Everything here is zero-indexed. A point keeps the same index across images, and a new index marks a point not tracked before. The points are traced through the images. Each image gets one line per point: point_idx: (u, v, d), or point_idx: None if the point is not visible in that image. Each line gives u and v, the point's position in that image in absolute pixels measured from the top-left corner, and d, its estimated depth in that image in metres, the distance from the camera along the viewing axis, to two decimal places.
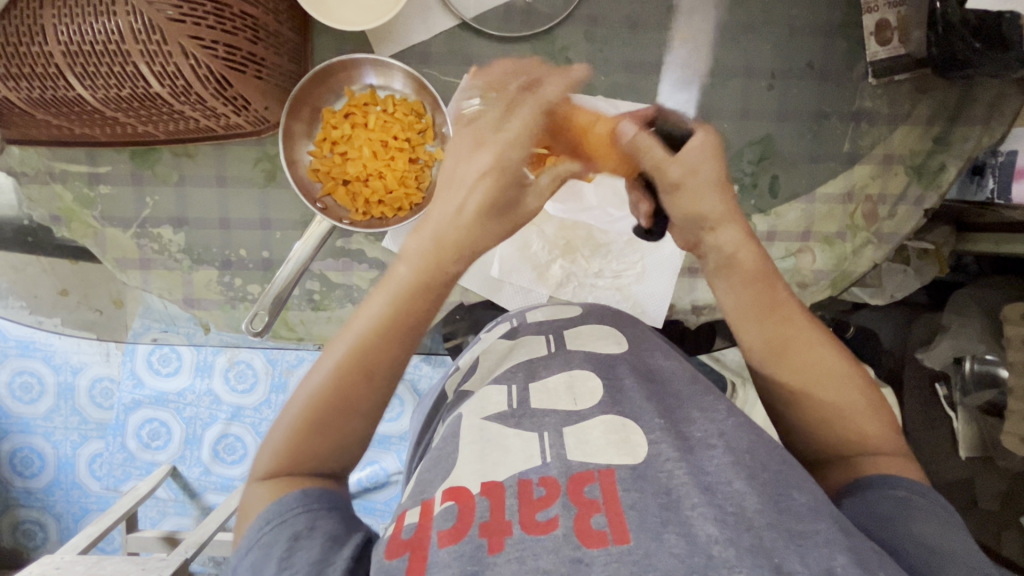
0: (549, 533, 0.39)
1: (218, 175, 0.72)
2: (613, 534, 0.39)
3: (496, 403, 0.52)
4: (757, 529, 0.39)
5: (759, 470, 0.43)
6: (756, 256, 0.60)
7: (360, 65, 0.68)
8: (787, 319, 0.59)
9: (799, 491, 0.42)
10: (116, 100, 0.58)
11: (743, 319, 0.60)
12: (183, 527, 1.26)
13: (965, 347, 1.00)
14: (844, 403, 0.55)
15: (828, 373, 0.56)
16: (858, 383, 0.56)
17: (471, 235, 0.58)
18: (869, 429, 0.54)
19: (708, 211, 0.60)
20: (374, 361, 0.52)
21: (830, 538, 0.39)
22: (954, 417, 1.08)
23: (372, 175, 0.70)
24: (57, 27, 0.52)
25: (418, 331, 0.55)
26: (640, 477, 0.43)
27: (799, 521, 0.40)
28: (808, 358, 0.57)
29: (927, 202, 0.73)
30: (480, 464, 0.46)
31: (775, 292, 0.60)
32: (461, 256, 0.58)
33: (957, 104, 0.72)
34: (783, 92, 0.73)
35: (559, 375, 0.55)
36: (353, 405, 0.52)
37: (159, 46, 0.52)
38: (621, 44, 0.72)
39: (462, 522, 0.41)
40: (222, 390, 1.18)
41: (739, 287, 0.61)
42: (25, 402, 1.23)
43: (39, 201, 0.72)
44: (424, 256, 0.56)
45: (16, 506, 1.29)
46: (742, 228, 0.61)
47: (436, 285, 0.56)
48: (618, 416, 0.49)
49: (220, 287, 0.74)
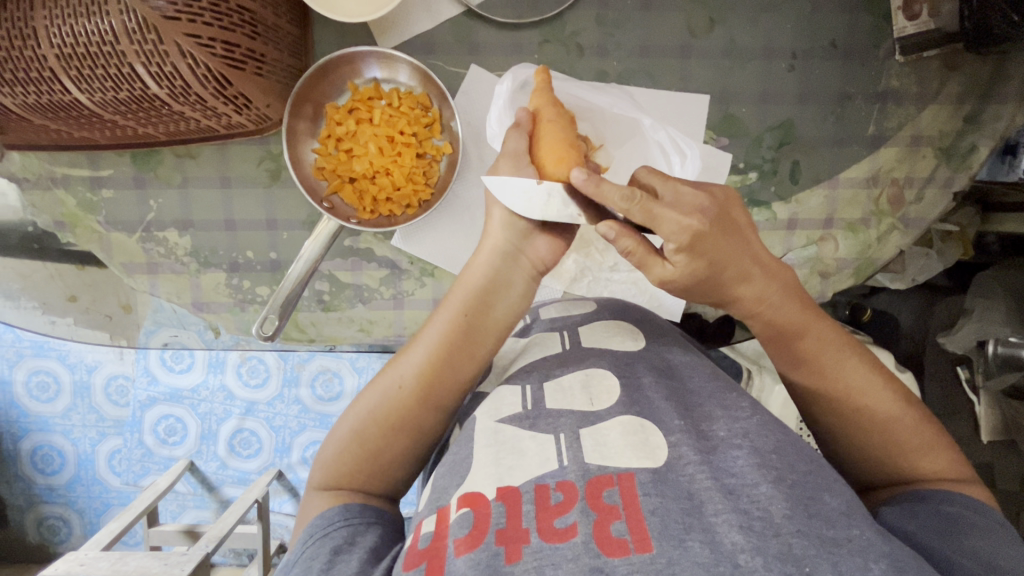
0: (567, 541, 0.38)
1: (221, 176, 0.70)
2: (634, 543, 0.37)
3: (510, 404, 0.51)
4: (785, 535, 0.37)
5: (786, 472, 0.42)
6: (791, 307, 0.53)
7: (363, 57, 0.66)
8: (827, 366, 0.53)
9: (830, 493, 0.41)
10: (114, 103, 0.56)
11: (776, 359, 0.56)
12: (202, 521, 1.28)
13: (989, 330, 0.94)
14: (893, 444, 0.52)
15: (874, 419, 0.52)
16: (910, 421, 0.52)
17: (496, 282, 0.54)
18: (930, 466, 0.51)
19: (732, 273, 0.51)
20: (436, 389, 0.53)
21: (866, 545, 0.37)
22: (977, 402, 1.04)
23: (379, 172, 0.67)
24: (49, 29, 0.51)
25: (469, 365, 0.54)
26: (660, 480, 0.41)
27: (831, 526, 0.38)
28: (849, 405, 0.53)
29: (956, 184, 0.70)
30: (496, 468, 0.44)
31: (802, 338, 0.53)
32: (493, 305, 0.54)
33: (991, 80, 0.69)
34: (804, 74, 0.70)
35: (574, 374, 0.53)
36: (415, 427, 0.52)
37: (155, 46, 0.51)
38: (634, 26, 0.69)
39: (478, 529, 0.40)
40: (235, 385, 1.16)
41: (781, 303, 0.53)
42: (42, 401, 1.23)
43: (43, 208, 0.71)
44: (469, 300, 0.54)
45: (40, 502, 1.31)
46: (770, 280, 0.52)
47: (483, 327, 0.54)
48: (636, 417, 0.47)
49: (229, 290, 0.73)
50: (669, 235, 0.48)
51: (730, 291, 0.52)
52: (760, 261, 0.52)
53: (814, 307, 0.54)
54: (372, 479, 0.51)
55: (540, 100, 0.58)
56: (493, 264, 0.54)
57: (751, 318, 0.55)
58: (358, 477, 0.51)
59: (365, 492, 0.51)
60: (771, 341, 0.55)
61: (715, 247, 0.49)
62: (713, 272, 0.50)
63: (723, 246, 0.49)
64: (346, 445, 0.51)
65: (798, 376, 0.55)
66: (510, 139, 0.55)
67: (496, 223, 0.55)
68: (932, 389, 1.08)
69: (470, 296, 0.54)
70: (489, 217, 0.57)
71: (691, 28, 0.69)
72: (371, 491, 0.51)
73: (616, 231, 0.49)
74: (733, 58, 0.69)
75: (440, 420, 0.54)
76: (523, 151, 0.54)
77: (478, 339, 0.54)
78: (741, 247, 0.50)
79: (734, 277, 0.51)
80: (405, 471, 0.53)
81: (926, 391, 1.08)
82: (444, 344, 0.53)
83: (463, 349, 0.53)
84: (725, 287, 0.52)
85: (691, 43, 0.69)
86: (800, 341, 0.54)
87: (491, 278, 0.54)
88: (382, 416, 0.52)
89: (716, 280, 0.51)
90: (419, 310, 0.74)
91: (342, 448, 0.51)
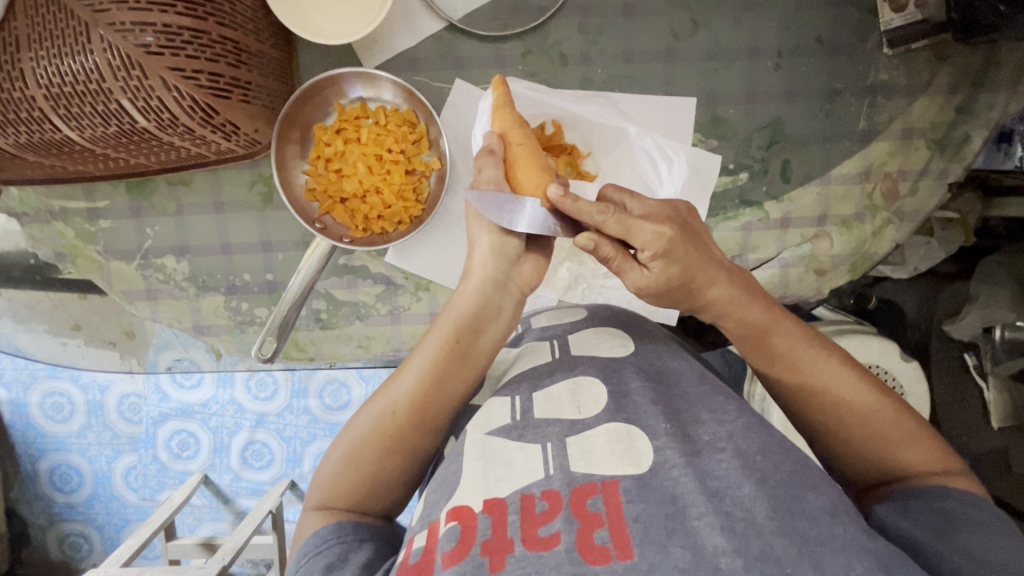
0: (551, 549, 0.38)
1: (215, 202, 0.71)
2: (616, 550, 0.37)
3: (499, 415, 0.51)
4: (767, 536, 0.37)
5: (770, 473, 0.42)
6: (760, 309, 0.55)
7: (346, 78, 0.67)
8: (804, 362, 0.54)
9: (814, 492, 0.41)
10: (104, 138, 0.57)
11: (751, 361, 0.58)
12: (219, 532, 1.28)
13: (994, 315, 0.95)
14: (876, 438, 0.52)
15: (854, 414, 0.52)
16: (892, 414, 0.52)
17: (485, 311, 0.57)
18: (916, 458, 0.51)
19: (702, 277, 0.53)
20: (428, 411, 0.54)
21: (848, 543, 0.38)
22: (986, 389, 1.03)
23: (369, 191, 0.67)
24: (36, 70, 0.52)
25: (459, 389, 0.55)
26: (645, 487, 0.42)
27: (814, 525, 0.38)
28: (825, 401, 0.53)
29: (950, 175, 0.69)
30: (483, 481, 0.45)
31: (771, 339, 0.55)
32: (483, 333, 0.57)
33: (981, 69, 0.68)
34: (791, 71, 0.69)
35: (563, 383, 0.53)
36: (409, 449, 0.54)
37: (140, 81, 0.52)
38: (616, 33, 0.68)
39: (464, 543, 0.40)
40: (244, 398, 1.19)
41: (746, 303, 0.55)
42: (57, 421, 1.25)
43: (42, 240, 0.72)
44: (460, 329, 0.56)
45: (60, 520, 1.33)
46: (736, 284, 0.55)
47: (474, 354, 0.56)
48: (622, 424, 0.48)
49: (228, 312, 0.74)
50: (644, 242, 0.50)
51: (700, 293, 0.54)
52: (723, 265, 0.55)
53: (780, 310, 0.56)
54: (367, 501, 0.52)
55: (505, 122, 0.59)
56: (484, 293, 0.57)
57: (721, 322, 0.57)
58: (352, 499, 0.52)
59: (358, 512, 0.52)
60: (745, 341, 0.56)
61: (685, 254, 0.52)
62: (685, 277, 0.52)
63: (693, 255, 0.52)
64: (342, 469, 0.52)
65: (774, 375, 0.56)
66: (487, 162, 0.56)
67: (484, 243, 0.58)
68: (940, 378, 1.07)
69: (458, 324, 0.56)
70: (473, 250, 0.59)
71: (675, 31, 0.68)
72: (367, 510, 0.52)
73: (594, 241, 0.51)
74: (718, 60, 0.69)
75: (433, 441, 0.55)
76: (501, 176, 0.56)
77: (468, 363, 0.56)
78: (706, 255, 0.53)
79: (705, 281, 0.53)
80: (399, 491, 0.54)
81: (934, 381, 1.07)
82: (436, 369, 0.55)
83: (454, 373, 0.55)
84: (696, 290, 0.54)
85: (675, 47, 0.69)
86: (771, 341, 0.55)
87: (478, 307, 0.56)
88: (374, 439, 0.53)
89: (687, 285, 0.53)
90: (415, 324, 0.74)
91: (338, 471, 0.52)
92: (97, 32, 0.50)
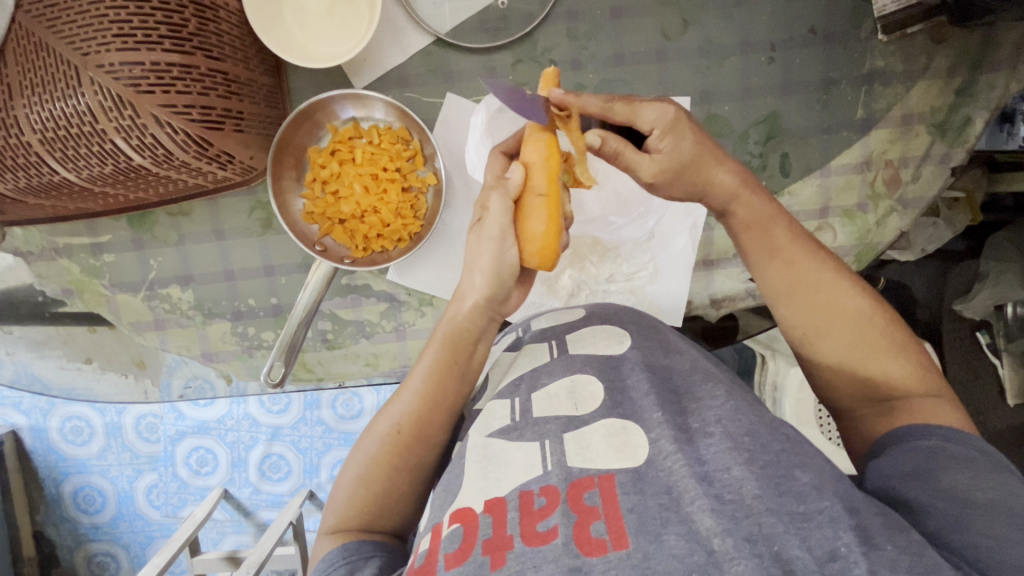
0: (549, 542, 0.37)
1: (215, 229, 0.72)
2: (612, 541, 0.37)
3: (499, 417, 0.51)
4: (756, 515, 0.37)
5: (759, 453, 0.42)
6: (757, 199, 0.56)
7: (336, 101, 0.67)
8: (795, 257, 0.55)
9: (803, 469, 0.41)
10: (102, 178, 0.57)
11: (749, 260, 0.57)
12: (242, 545, 1.29)
13: (1006, 293, 0.94)
14: (862, 352, 0.53)
15: (842, 316, 0.53)
16: (880, 322, 0.53)
17: (476, 332, 0.57)
18: (905, 378, 0.52)
19: (718, 180, 0.55)
20: (428, 421, 0.55)
21: (835, 515, 0.38)
22: (1000, 366, 1.03)
23: (367, 211, 0.68)
24: (29, 115, 0.52)
25: (458, 399, 0.56)
26: (640, 479, 0.42)
27: (801, 501, 0.39)
28: (819, 300, 0.53)
29: (953, 159, 0.68)
30: (484, 482, 0.44)
31: (774, 229, 0.55)
32: (473, 352, 0.57)
33: (980, 50, 0.66)
34: (784, 65, 0.68)
35: (560, 381, 0.53)
36: (415, 463, 0.55)
37: (132, 120, 0.52)
38: (605, 36, 0.68)
39: (466, 544, 0.39)
40: (259, 413, 1.20)
41: (749, 188, 0.56)
42: (78, 444, 1.26)
43: (49, 277, 0.73)
44: (451, 349, 0.56)
45: (87, 541, 1.34)
46: (737, 172, 0.55)
47: (468, 369, 0.57)
48: (620, 419, 0.48)
49: (235, 338, 0.74)
50: (651, 121, 0.52)
51: (709, 176, 0.54)
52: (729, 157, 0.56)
53: (784, 208, 0.57)
54: (379, 518, 0.53)
55: (536, 155, 0.53)
56: (476, 317, 0.57)
57: (727, 213, 0.57)
58: (364, 521, 0.52)
59: (370, 530, 0.52)
60: (747, 233, 0.56)
61: (693, 133, 0.53)
62: (694, 152, 0.53)
63: (701, 137, 0.54)
64: (354, 490, 0.53)
65: (772, 270, 0.55)
66: (495, 205, 0.54)
67: (484, 259, 0.55)
68: (955, 359, 1.05)
69: (454, 343, 0.56)
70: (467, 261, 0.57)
71: (665, 30, 0.68)
72: (378, 529, 0.53)
73: (601, 137, 0.52)
74: (709, 57, 0.68)
75: (437, 453, 0.56)
76: (506, 223, 0.54)
77: (467, 378, 0.57)
78: (715, 156, 0.54)
79: (710, 162, 0.54)
80: (408, 510, 0.55)
81: (950, 362, 1.05)
82: (435, 386, 0.55)
83: (454, 387, 0.56)
84: (705, 172, 0.54)
85: (666, 47, 0.68)
86: (772, 229, 0.55)
87: (468, 327, 0.57)
88: (383, 458, 0.54)
89: (696, 164, 0.54)
90: (420, 339, 0.74)
91: (351, 491, 0.53)
92: (87, 74, 0.50)
